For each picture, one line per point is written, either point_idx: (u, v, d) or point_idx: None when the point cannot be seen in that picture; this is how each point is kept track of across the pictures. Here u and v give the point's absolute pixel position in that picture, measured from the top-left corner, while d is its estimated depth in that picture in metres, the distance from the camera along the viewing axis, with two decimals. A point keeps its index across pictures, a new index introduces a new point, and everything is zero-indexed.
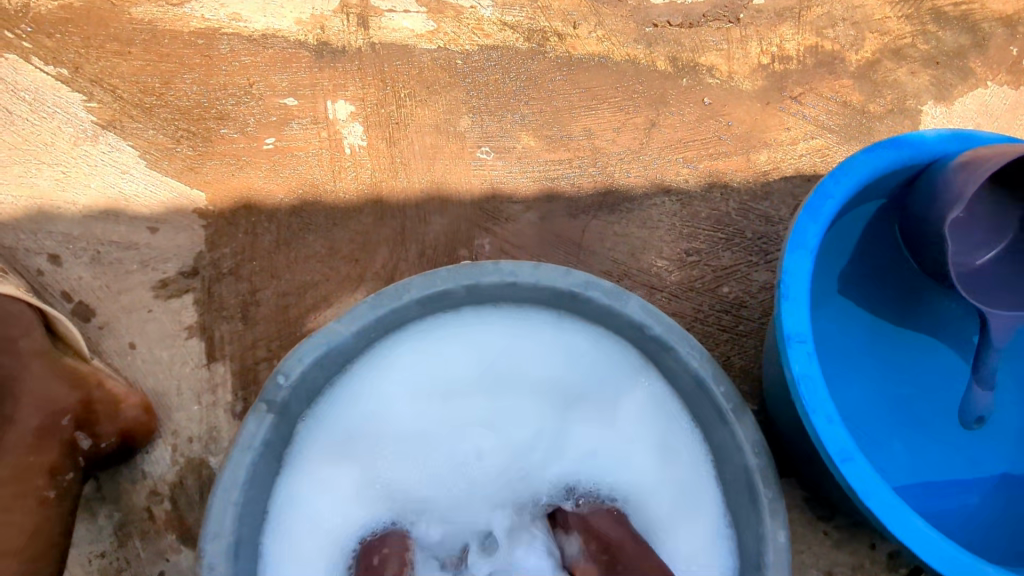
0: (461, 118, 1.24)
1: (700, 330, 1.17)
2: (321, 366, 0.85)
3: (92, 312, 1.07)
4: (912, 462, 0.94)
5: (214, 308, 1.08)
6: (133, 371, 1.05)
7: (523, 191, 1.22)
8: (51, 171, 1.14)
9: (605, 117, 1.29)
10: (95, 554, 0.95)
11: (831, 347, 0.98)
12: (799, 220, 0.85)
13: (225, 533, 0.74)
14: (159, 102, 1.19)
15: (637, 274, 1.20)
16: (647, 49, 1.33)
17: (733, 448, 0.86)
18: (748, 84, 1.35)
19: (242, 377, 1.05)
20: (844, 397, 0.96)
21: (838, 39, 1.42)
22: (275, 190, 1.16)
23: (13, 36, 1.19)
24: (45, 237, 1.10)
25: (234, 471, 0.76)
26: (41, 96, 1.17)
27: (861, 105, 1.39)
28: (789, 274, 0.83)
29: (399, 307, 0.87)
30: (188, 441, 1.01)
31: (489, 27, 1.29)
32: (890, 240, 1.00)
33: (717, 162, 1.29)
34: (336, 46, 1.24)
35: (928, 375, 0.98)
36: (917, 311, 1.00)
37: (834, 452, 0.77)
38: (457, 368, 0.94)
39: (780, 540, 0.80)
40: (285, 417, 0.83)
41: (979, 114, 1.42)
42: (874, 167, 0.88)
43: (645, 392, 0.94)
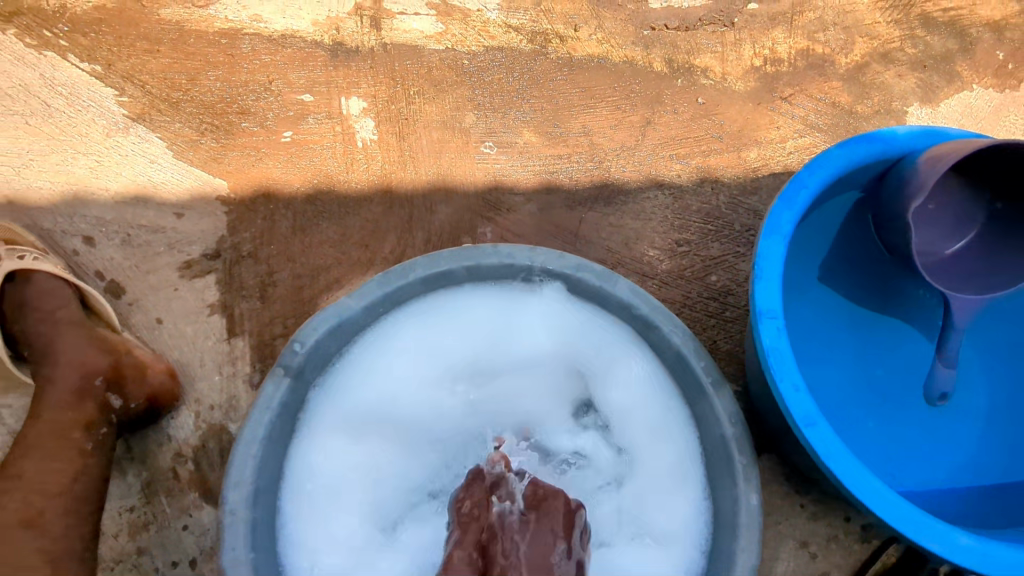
0: (467, 114, 1.32)
1: (689, 315, 1.24)
2: (333, 337, 0.93)
3: (123, 289, 1.16)
4: (881, 437, 1.01)
5: (234, 288, 1.16)
6: (160, 344, 1.13)
7: (524, 183, 1.30)
8: (86, 160, 1.23)
9: (603, 115, 1.36)
10: (125, 508, 1.02)
11: (807, 330, 1.05)
12: (774, 207, 0.92)
13: (245, 482, 0.82)
14: (185, 97, 1.28)
15: (630, 263, 1.27)
16: (644, 51, 1.41)
17: (712, 418, 0.93)
18: (741, 85, 1.42)
19: (259, 351, 1.13)
20: (818, 377, 1.03)
21: (828, 43, 1.49)
22: (291, 180, 1.24)
23: (51, 35, 1.28)
24: (80, 221, 1.19)
25: (254, 428, 0.84)
26: (77, 91, 1.26)
27: (849, 106, 1.46)
28: (762, 258, 0.90)
29: (405, 285, 0.95)
30: (209, 408, 1.09)
31: (494, 29, 1.37)
32: (866, 231, 1.07)
33: (709, 159, 1.36)
34: (350, 46, 1.32)
35: (897, 357, 1.05)
36: (890, 299, 1.07)
37: (799, 417, 0.84)
38: (461, 346, 1.02)
39: (752, 501, 0.87)
40: (300, 382, 0.91)
41: (964, 115, 1.48)
42: (846, 160, 0.95)
43: (633, 370, 1.01)
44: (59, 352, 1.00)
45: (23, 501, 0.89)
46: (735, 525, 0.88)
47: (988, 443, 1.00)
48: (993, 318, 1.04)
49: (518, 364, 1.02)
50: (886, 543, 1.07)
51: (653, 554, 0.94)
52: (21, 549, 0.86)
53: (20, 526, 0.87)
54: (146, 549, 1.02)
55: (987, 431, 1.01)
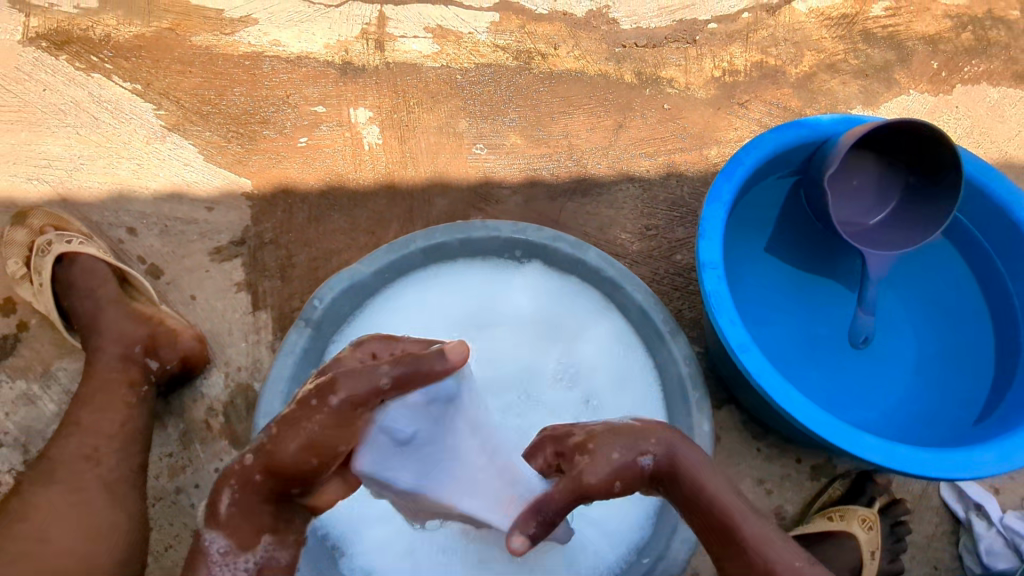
0: (460, 121, 1.51)
1: (657, 289, 1.41)
2: (346, 297, 1.09)
3: (161, 271, 1.33)
4: (822, 380, 1.15)
5: (258, 269, 1.33)
6: (194, 316, 1.30)
7: (510, 178, 1.48)
8: (129, 164, 1.41)
9: (580, 120, 1.55)
10: (165, 453, 1.18)
11: (755, 292, 1.21)
12: (716, 179, 1.09)
13: (273, 413, 0.98)
14: (214, 110, 1.46)
15: (605, 245, 1.44)
16: (616, 65, 1.60)
17: (670, 362, 1.09)
18: (703, 92, 1.61)
19: (280, 322, 1.30)
20: (768, 330, 1.18)
21: (780, 56, 1.68)
22: (307, 178, 1.42)
23: (97, 60, 1.47)
24: (124, 214, 1.37)
25: (280, 369, 1.01)
26: (121, 106, 1.45)
27: (799, 110, 1.65)
28: (707, 220, 1.07)
29: (408, 255, 1.13)
30: (237, 369, 1.25)
31: (483, 49, 1.56)
32: (802, 206, 1.24)
33: (674, 156, 1.54)
34: (357, 65, 1.52)
35: (835, 312, 1.20)
36: (829, 264, 1.23)
37: (734, 344, 1.00)
38: (457, 308, 1.17)
39: (704, 427, 1.02)
40: (318, 335, 1.07)
41: (901, 116, 1.68)
42: (776, 142, 1.12)
43: (607, 328, 1.17)
44: (103, 325, 1.16)
45: (82, 442, 1.02)
46: None
47: (916, 385, 1.15)
48: (914, 276, 1.21)
49: (507, 323, 1.18)
50: (831, 479, 1.21)
51: None
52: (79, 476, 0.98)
53: (81, 459, 1.01)
54: (183, 488, 1.17)
55: (914, 375, 1.16)
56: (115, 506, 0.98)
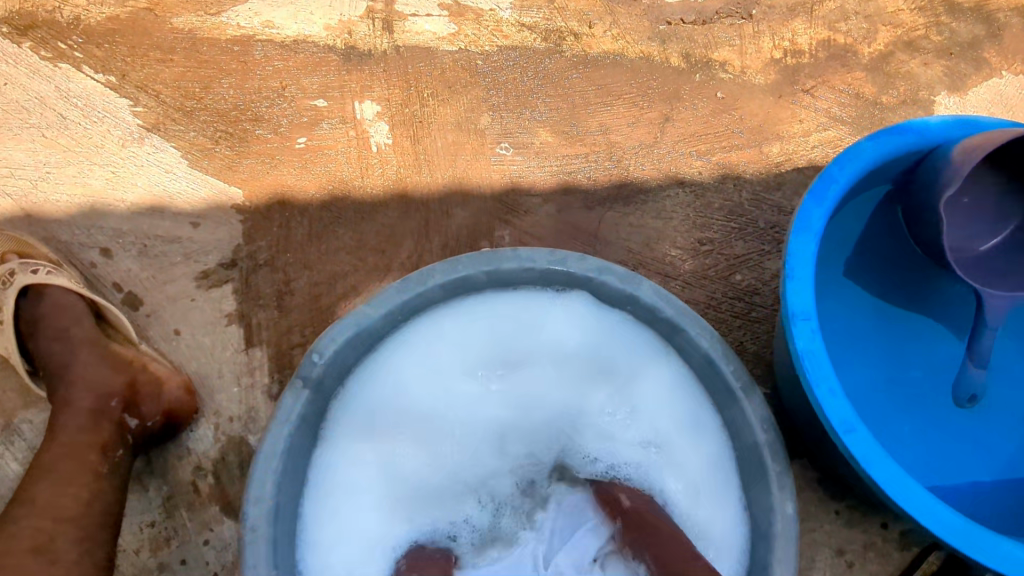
0: (482, 116, 1.30)
1: (714, 316, 1.22)
2: (352, 347, 0.92)
3: (140, 300, 1.16)
4: (921, 441, 0.98)
5: (251, 297, 1.16)
6: (178, 356, 1.14)
7: (541, 184, 1.28)
8: (102, 171, 1.22)
9: (620, 112, 1.33)
10: (146, 523, 1.04)
11: (838, 330, 1.02)
12: (805, 203, 0.89)
13: (266, 498, 0.82)
14: (199, 106, 1.26)
15: (651, 263, 1.25)
16: (661, 46, 1.37)
17: (743, 424, 0.90)
18: (761, 78, 1.38)
19: (277, 361, 1.14)
20: (852, 379, 1.00)
21: (850, 32, 1.43)
22: (307, 186, 1.23)
23: (65, 47, 1.27)
24: (97, 233, 1.19)
25: (273, 441, 0.84)
26: (91, 102, 1.25)
27: (873, 97, 1.41)
28: (794, 256, 0.87)
29: (425, 291, 0.94)
30: (228, 420, 1.10)
31: (507, 28, 1.34)
32: (895, 224, 1.04)
33: (730, 155, 1.33)
34: (363, 50, 1.30)
35: (931, 355, 1.02)
36: (924, 295, 1.04)
37: (837, 423, 0.81)
38: (485, 353, 1.00)
39: (789, 510, 0.84)
40: (319, 393, 0.90)
41: (993, 103, 1.42)
42: (877, 154, 0.91)
43: (663, 374, 0.98)
44: (73, 374, 1.01)
45: (33, 528, 0.87)
46: (770, 536, 0.85)
47: None
48: None
49: (545, 370, 1.01)
50: (926, 550, 1.04)
51: None
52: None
53: (29, 553, 0.85)
54: (167, 565, 1.03)
55: None
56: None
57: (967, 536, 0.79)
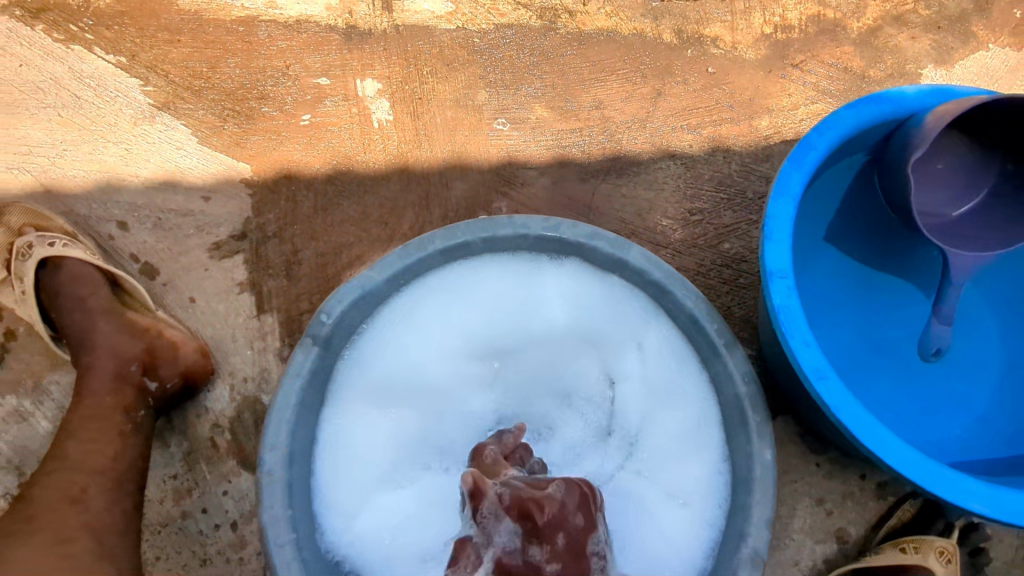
0: (479, 92, 1.34)
1: (703, 283, 1.28)
2: (358, 309, 0.98)
3: (157, 270, 1.22)
4: (892, 394, 1.04)
5: (261, 266, 1.22)
6: (194, 322, 1.20)
7: (537, 158, 1.33)
8: (116, 149, 1.28)
9: (613, 88, 1.37)
10: (169, 475, 1.12)
11: (817, 294, 1.08)
12: (784, 168, 0.93)
13: (281, 445, 0.89)
14: (207, 85, 1.31)
15: (644, 233, 1.31)
16: (654, 22, 1.41)
17: (726, 378, 0.96)
18: (751, 53, 1.42)
19: (287, 326, 1.20)
20: (828, 338, 1.06)
21: (840, 8, 1.46)
22: (311, 161, 1.28)
23: (77, 29, 1.32)
24: (113, 207, 1.25)
25: (286, 395, 0.91)
26: (104, 82, 1.30)
27: (861, 71, 1.44)
28: (772, 218, 0.92)
29: (425, 257, 1.00)
30: (243, 380, 1.17)
31: (503, 7, 1.38)
32: (872, 191, 1.09)
33: (720, 128, 1.37)
34: (363, 29, 1.35)
35: (902, 314, 1.09)
36: (899, 260, 1.10)
37: (809, 370, 0.87)
38: (485, 323, 1.06)
39: (766, 456, 0.90)
40: (328, 352, 0.97)
41: (980, 76, 1.45)
42: (854, 121, 0.96)
43: (651, 336, 1.04)
44: (94, 341, 1.08)
45: (69, 479, 0.94)
46: (749, 480, 0.91)
47: (1004, 399, 1.03)
48: (1003, 272, 1.07)
49: (542, 338, 1.06)
50: (901, 499, 1.10)
51: (674, 508, 0.97)
52: (65, 522, 0.91)
53: (67, 501, 0.92)
54: (189, 514, 1.11)
55: (1001, 386, 1.04)
56: (108, 559, 0.91)
57: (932, 476, 0.84)
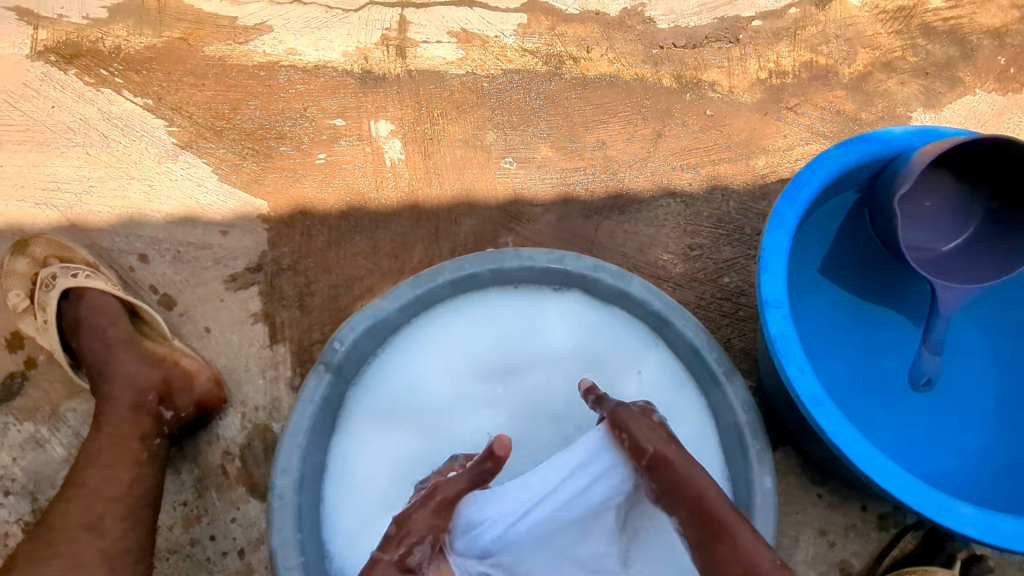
0: (487, 133, 1.41)
1: (703, 315, 1.32)
2: (369, 337, 1.01)
3: (174, 301, 1.27)
4: (889, 425, 1.06)
5: (275, 298, 1.26)
6: (209, 352, 1.24)
7: (542, 195, 1.38)
8: (140, 186, 1.34)
9: (616, 129, 1.44)
10: (179, 502, 1.14)
11: (812, 326, 1.12)
12: (778, 204, 0.98)
13: (291, 469, 0.91)
14: (228, 125, 1.38)
15: (645, 267, 1.35)
16: (654, 68, 1.48)
17: (726, 406, 0.99)
18: (748, 97, 1.49)
19: (299, 356, 1.24)
20: (824, 367, 1.09)
21: (832, 55, 1.53)
22: (326, 197, 1.34)
23: (107, 73, 1.40)
24: (135, 240, 1.30)
25: (299, 419, 0.94)
26: (131, 123, 1.38)
27: (853, 114, 1.50)
28: (768, 252, 0.96)
29: (434, 288, 1.03)
30: (254, 409, 1.20)
31: (511, 53, 1.46)
32: (863, 227, 1.14)
33: (718, 167, 1.43)
34: (378, 74, 1.42)
35: (896, 346, 1.12)
36: (890, 293, 1.14)
37: (807, 398, 0.89)
38: (491, 348, 1.09)
39: (767, 484, 0.92)
40: (340, 379, 1.00)
41: (967, 119, 1.52)
42: (844, 160, 1.01)
43: (652, 363, 1.07)
44: (112, 370, 1.10)
45: (85, 506, 0.96)
46: (751, 506, 0.93)
47: (999, 430, 1.05)
48: (991, 307, 1.12)
49: (546, 363, 1.08)
50: (903, 531, 1.11)
51: None
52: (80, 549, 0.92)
53: (82, 528, 0.94)
54: (198, 541, 1.13)
55: (995, 418, 1.06)
56: None
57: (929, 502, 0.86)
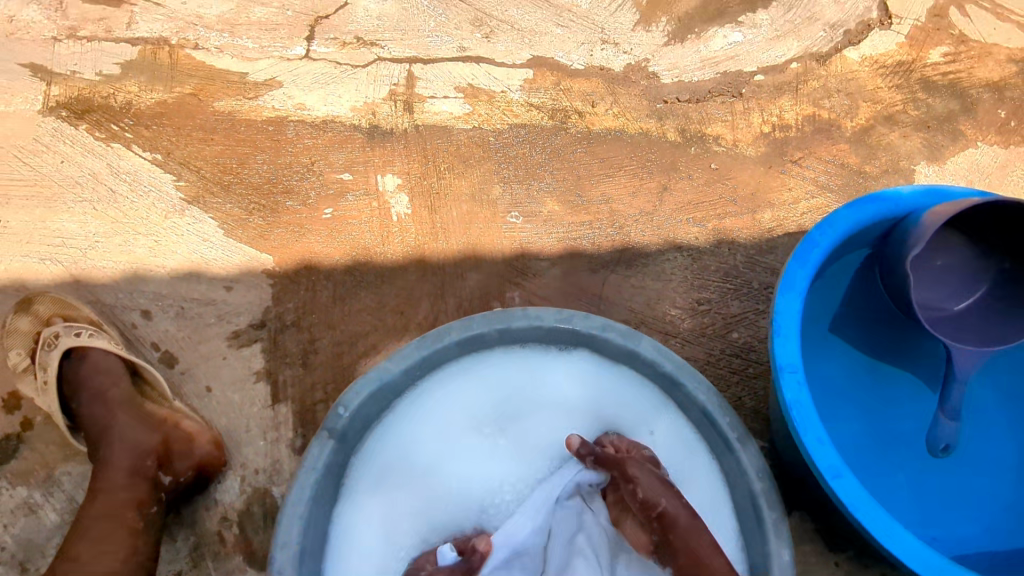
0: (493, 187, 1.41)
1: (713, 372, 1.30)
2: (374, 400, 0.99)
3: (176, 359, 1.25)
4: (907, 490, 1.03)
5: (278, 355, 1.25)
6: (209, 412, 1.21)
7: (549, 249, 1.38)
8: (145, 240, 1.33)
9: (621, 183, 1.44)
10: (174, 571, 1.11)
11: (826, 386, 1.09)
12: (789, 266, 0.97)
13: (292, 542, 0.88)
14: (236, 180, 1.39)
15: (653, 322, 1.34)
16: (658, 122, 1.49)
17: (739, 472, 0.96)
18: (752, 150, 1.49)
19: (301, 416, 1.21)
20: (839, 429, 1.07)
21: (834, 108, 1.55)
22: (332, 252, 1.33)
23: (117, 128, 1.41)
24: (139, 295, 1.29)
25: (301, 488, 0.91)
26: (139, 177, 1.38)
27: (857, 167, 1.51)
28: (780, 314, 0.95)
29: (441, 348, 1.01)
30: (254, 472, 1.17)
31: (517, 108, 1.48)
32: (874, 287, 1.13)
33: (724, 221, 1.42)
34: (385, 128, 1.44)
35: (911, 407, 1.09)
36: (903, 353, 1.12)
37: (824, 469, 0.87)
38: (497, 407, 1.07)
39: (785, 557, 0.88)
40: (344, 445, 0.97)
41: (971, 172, 1.52)
42: (855, 220, 1.00)
43: (661, 425, 1.05)
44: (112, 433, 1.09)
45: None
46: None
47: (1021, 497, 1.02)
48: (1007, 368, 1.10)
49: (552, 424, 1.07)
50: None
51: None
52: None
53: None
54: None
55: (1017, 484, 1.03)
56: None
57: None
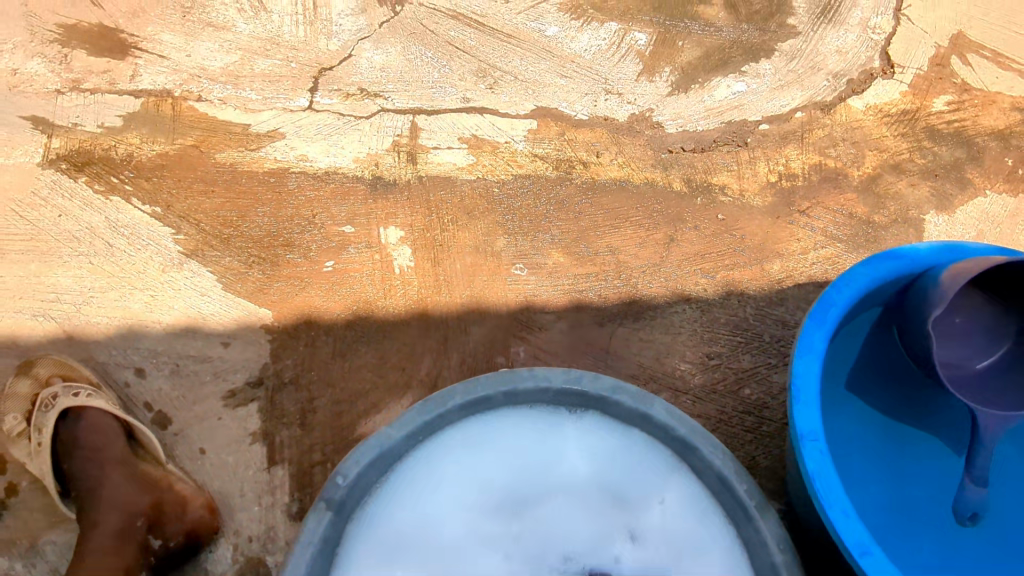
0: (497, 239, 1.39)
1: (726, 430, 1.25)
2: (374, 468, 0.94)
3: (169, 419, 1.20)
4: (937, 563, 0.97)
5: (275, 415, 1.20)
6: (202, 475, 1.16)
7: (554, 302, 1.34)
8: (142, 295, 1.30)
9: (627, 234, 1.42)
10: None
11: (843, 450, 1.06)
12: (806, 327, 0.93)
13: None
14: (236, 233, 1.36)
15: (662, 377, 1.29)
16: (664, 172, 1.48)
17: (759, 544, 0.90)
18: (759, 200, 1.48)
19: (298, 479, 1.16)
20: (858, 496, 1.02)
21: (840, 157, 1.53)
22: (332, 306, 1.30)
23: (117, 181, 1.40)
24: (133, 352, 1.26)
25: (296, 565, 0.85)
26: (137, 231, 1.36)
27: (866, 217, 1.48)
28: (799, 377, 0.91)
29: (445, 412, 0.97)
30: (247, 540, 1.12)
31: (521, 159, 1.47)
32: (891, 343, 1.09)
33: (733, 272, 1.40)
34: (388, 179, 1.42)
35: (934, 471, 1.05)
36: (923, 413, 1.08)
37: (852, 546, 0.81)
38: (503, 474, 1.01)
39: None
40: (342, 516, 0.92)
41: (982, 221, 1.49)
42: (873, 277, 0.97)
43: (675, 493, 0.99)
44: (101, 494, 1.05)
45: None
46: None
47: None
48: None
49: (562, 492, 1.00)
50: None
51: None
52: None
53: None
54: None
55: None
56: None
57: None
